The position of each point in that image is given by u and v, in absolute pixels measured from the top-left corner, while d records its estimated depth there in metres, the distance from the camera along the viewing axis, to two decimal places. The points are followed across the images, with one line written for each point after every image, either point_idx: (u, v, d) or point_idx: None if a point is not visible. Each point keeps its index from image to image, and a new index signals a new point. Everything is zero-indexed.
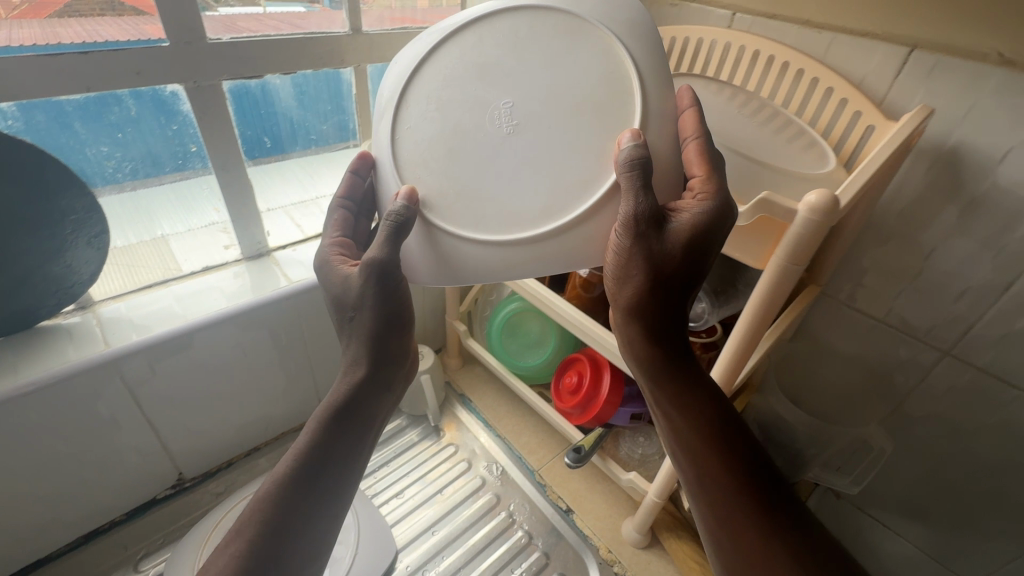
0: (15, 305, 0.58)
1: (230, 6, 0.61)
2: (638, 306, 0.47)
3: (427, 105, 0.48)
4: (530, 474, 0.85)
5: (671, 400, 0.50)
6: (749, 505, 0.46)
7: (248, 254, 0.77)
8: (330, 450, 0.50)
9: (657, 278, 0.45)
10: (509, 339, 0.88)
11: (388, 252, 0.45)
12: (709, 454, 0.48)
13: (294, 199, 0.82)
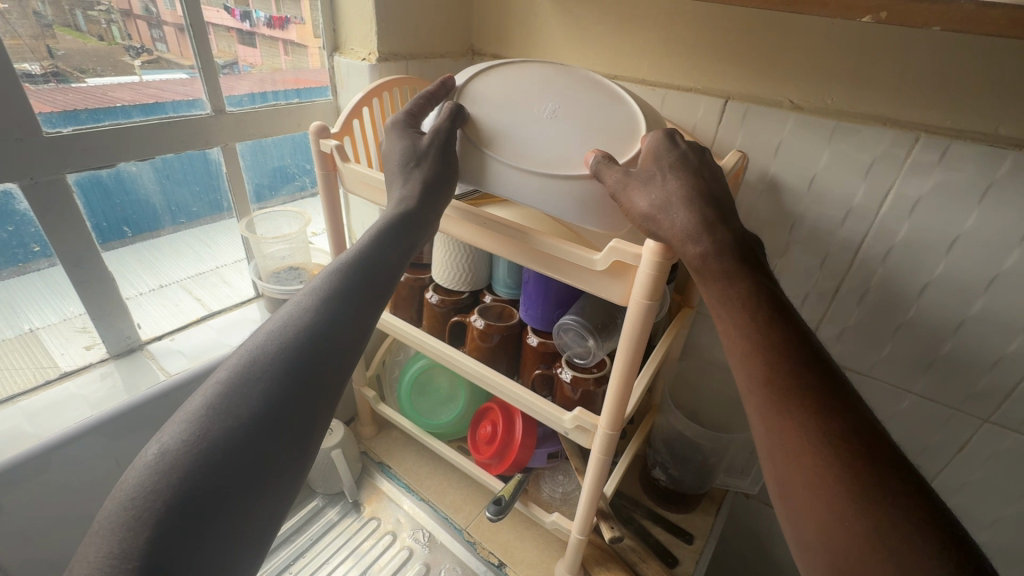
0: None
1: (101, 75, 0.61)
2: (677, 200, 0.45)
3: (498, 86, 0.59)
4: (459, 534, 0.83)
5: (731, 305, 0.42)
6: (811, 401, 0.37)
7: (117, 352, 0.72)
8: (271, 395, 0.38)
9: (689, 186, 0.47)
10: (419, 398, 0.87)
11: (449, 126, 0.55)
12: (762, 347, 0.40)
13: (190, 271, 0.80)
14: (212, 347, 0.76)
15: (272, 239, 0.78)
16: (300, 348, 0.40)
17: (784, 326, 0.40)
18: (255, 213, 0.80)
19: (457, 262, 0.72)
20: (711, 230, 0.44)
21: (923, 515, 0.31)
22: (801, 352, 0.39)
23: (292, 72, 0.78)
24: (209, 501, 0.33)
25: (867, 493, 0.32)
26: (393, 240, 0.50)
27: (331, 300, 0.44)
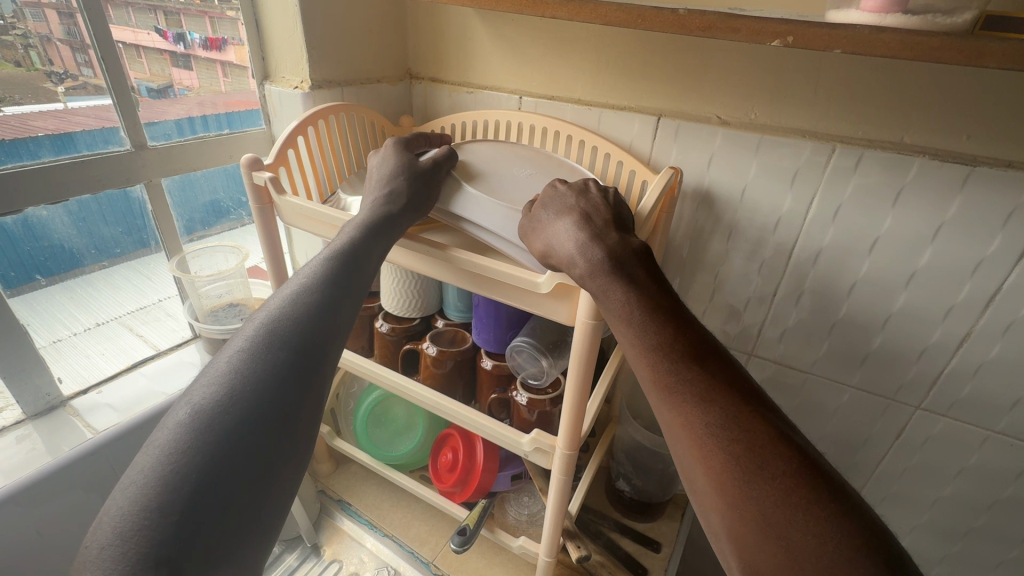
0: None
1: (19, 103, 0.57)
2: (559, 232, 0.48)
3: (485, 154, 0.66)
4: (425, 567, 0.80)
5: (637, 324, 0.42)
6: (696, 397, 0.39)
7: (37, 412, 0.66)
8: (266, 395, 0.37)
9: (569, 217, 0.49)
10: (376, 429, 0.84)
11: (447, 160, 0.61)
12: (648, 351, 0.41)
13: (131, 308, 0.76)
14: (146, 397, 0.71)
15: (208, 277, 0.74)
16: (292, 344, 0.40)
17: (666, 325, 0.42)
18: (188, 251, 0.75)
19: (405, 288, 0.71)
20: (586, 250, 0.45)
21: (803, 490, 0.34)
22: (683, 350, 0.41)
23: (232, 94, 0.76)
24: (216, 501, 0.32)
25: (752, 479, 0.35)
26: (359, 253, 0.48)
27: (318, 298, 0.43)
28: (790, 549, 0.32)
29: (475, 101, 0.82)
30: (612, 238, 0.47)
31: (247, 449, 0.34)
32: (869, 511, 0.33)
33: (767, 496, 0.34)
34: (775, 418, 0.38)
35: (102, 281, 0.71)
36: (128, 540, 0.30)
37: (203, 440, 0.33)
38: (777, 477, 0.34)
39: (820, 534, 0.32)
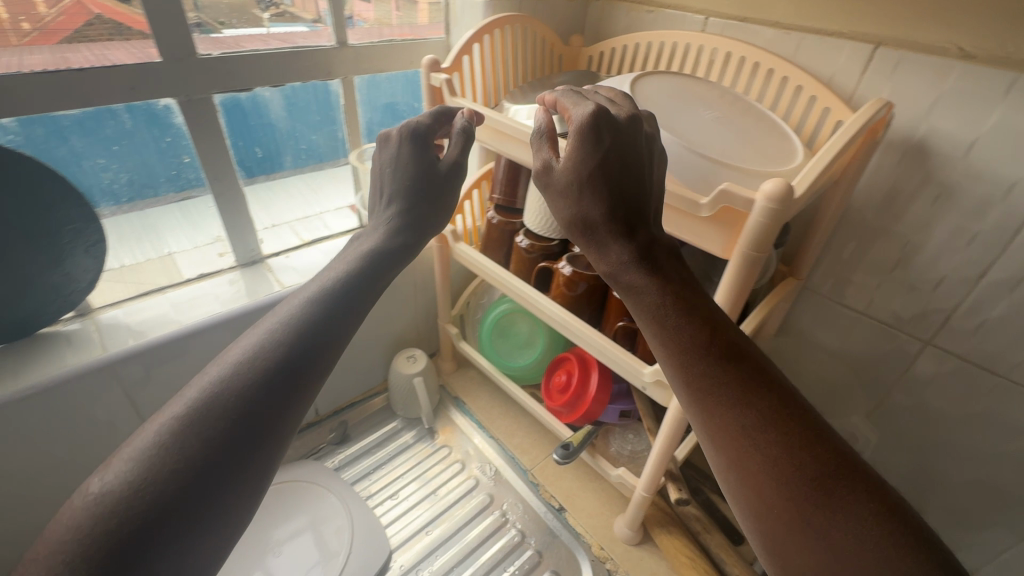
0: (19, 310, 0.60)
1: (236, 27, 0.65)
2: (570, 213, 0.42)
3: (666, 84, 0.62)
4: (523, 474, 0.86)
5: (671, 324, 0.40)
6: (733, 400, 0.38)
7: (243, 262, 0.79)
8: (251, 402, 0.36)
9: (562, 183, 0.41)
10: (499, 340, 0.89)
11: (452, 171, 0.55)
12: (682, 352, 0.40)
13: (307, 212, 0.87)
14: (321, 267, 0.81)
15: (378, 171, 0.82)
16: (293, 350, 0.38)
17: (700, 322, 0.40)
18: (365, 147, 0.84)
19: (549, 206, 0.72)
20: (608, 244, 0.41)
21: (838, 486, 0.34)
22: (713, 350, 0.39)
23: (401, 26, 0.80)
24: (166, 518, 0.31)
25: (790, 482, 0.35)
26: (366, 267, 0.46)
27: (325, 304, 0.41)
28: (829, 546, 0.33)
29: (654, 22, 0.77)
30: (623, 226, 0.40)
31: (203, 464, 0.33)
32: (902, 495, 0.34)
33: (803, 496, 0.34)
34: (810, 413, 0.38)
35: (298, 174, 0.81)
36: (95, 523, 0.30)
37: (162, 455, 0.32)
38: (815, 477, 0.35)
39: (857, 525, 0.33)
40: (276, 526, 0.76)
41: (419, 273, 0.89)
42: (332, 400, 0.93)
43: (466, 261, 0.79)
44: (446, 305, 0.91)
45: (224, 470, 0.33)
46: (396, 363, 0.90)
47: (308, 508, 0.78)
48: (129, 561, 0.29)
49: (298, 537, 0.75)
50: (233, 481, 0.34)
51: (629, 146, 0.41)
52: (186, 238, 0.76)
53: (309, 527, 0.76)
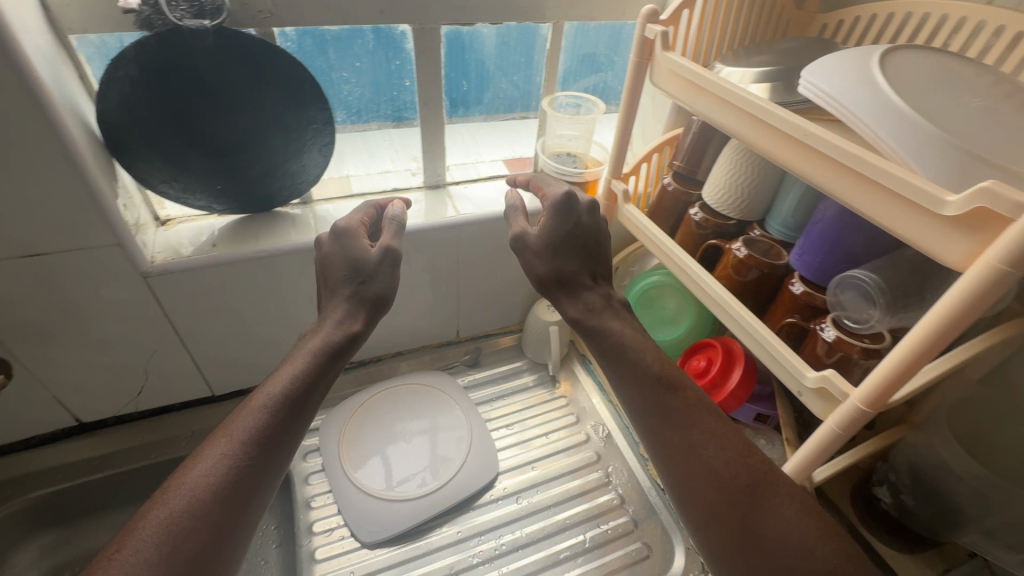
0: (267, 189, 0.74)
1: None
2: (547, 270, 0.60)
3: (926, 62, 0.53)
4: (634, 446, 0.86)
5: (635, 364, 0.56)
6: (679, 423, 0.52)
7: (429, 185, 0.87)
8: (240, 480, 0.48)
9: (535, 250, 0.61)
10: (641, 311, 0.88)
11: (378, 265, 0.61)
12: (643, 384, 0.55)
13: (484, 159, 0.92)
14: (492, 202, 0.85)
15: (565, 118, 0.83)
16: (273, 425, 0.51)
17: (656, 362, 0.56)
18: (558, 94, 0.85)
19: (737, 186, 0.69)
20: (579, 295, 0.60)
21: (762, 486, 0.48)
22: (662, 384, 0.55)
23: None
24: (220, 509, 0.46)
25: (729, 487, 0.48)
26: (325, 346, 0.57)
27: (294, 376, 0.54)
28: (760, 532, 0.46)
29: None
30: (575, 283, 0.60)
31: (270, 436, 0.51)
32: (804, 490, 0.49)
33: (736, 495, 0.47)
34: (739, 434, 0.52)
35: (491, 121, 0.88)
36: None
37: (242, 441, 0.49)
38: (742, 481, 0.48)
39: (778, 512, 0.46)
40: (405, 421, 0.87)
41: None
42: (473, 327, 1.00)
43: (631, 222, 0.78)
44: None
45: (221, 528, 0.45)
46: (537, 308, 0.94)
47: (432, 415, 0.88)
48: (177, 560, 0.42)
49: (423, 434, 0.85)
50: (278, 457, 0.51)
51: (587, 234, 0.62)
52: (363, 165, 0.85)
53: (431, 431, 0.86)
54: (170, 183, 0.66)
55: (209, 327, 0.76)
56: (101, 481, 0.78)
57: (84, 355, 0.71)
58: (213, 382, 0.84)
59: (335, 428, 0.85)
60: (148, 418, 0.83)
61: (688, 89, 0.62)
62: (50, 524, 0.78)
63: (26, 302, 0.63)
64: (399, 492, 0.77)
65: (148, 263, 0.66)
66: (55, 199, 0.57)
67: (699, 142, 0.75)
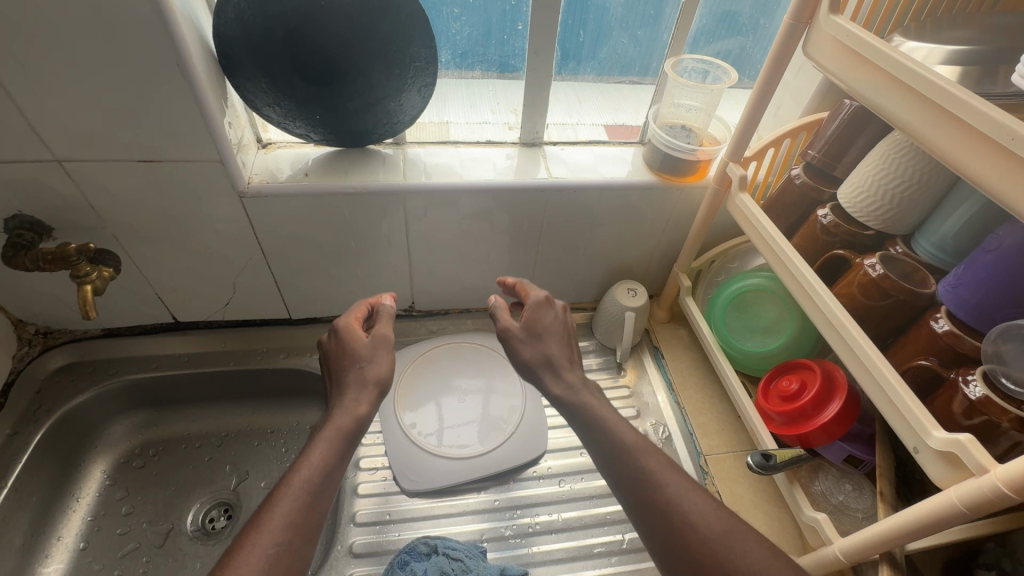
0: (363, 124, 0.72)
1: None
2: (533, 353, 0.62)
3: None
4: (694, 456, 0.80)
5: (602, 434, 0.56)
6: (647, 485, 0.52)
7: (525, 141, 0.81)
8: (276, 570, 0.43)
9: (518, 336, 0.63)
10: (732, 313, 0.79)
11: (375, 351, 0.59)
12: (617, 452, 0.55)
13: (595, 122, 0.84)
14: (588, 169, 0.79)
15: (687, 84, 0.72)
16: (303, 511, 0.47)
17: (618, 421, 0.57)
18: (684, 56, 0.73)
19: (886, 195, 0.58)
20: (560, 375, 0.61)
21: (727, 532, 0.48)
22: (626, 445, 0.55)
23: None
24: None
25: (697, 541, 0.48)
26: (348, 420, 0.54)
27: (320, 455, 0.51)
28: None
29: None
30: (556, 367, 0.61)
31: (312, 518, 0.48)
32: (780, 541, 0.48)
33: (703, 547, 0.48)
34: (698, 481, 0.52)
35: (600, 81, 0.81)
36: None
37: (288, 525, 0.46)
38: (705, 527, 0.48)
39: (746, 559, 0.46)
40: (462, 378, 0.86)
41: (678, 210, 0.82)
42: None
43: (743, 215, 0.69)
44: (690, 253, 0.83)
45: None
46: (617, 290, 0.88)
47: (489, 379, 0.86)
48: None
49: (474, 397, 0.84)
50: (312, 547, 0.47)
51: (558, 322, 0.65)
52: (461, 116, 0.82)
53: (486, 393, 0.85)
54: (274, 107, 0.67)
55: (294, 253, 0.79)
56: (187, 377, 0.86)
57: (183, 260, 0.76)
58: (291, 305, 0.87)
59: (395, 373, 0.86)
60: (232, 327, 0.89)
61: (855, 68, 0.51)
62: (143, 404, 0.87)
63: (139, 203, 0.68)
64: (447, 448, 0.78)
65: (244, 184, 0.68)
66: (169, 109, 0.59)
67: (847, 132, 0.64)
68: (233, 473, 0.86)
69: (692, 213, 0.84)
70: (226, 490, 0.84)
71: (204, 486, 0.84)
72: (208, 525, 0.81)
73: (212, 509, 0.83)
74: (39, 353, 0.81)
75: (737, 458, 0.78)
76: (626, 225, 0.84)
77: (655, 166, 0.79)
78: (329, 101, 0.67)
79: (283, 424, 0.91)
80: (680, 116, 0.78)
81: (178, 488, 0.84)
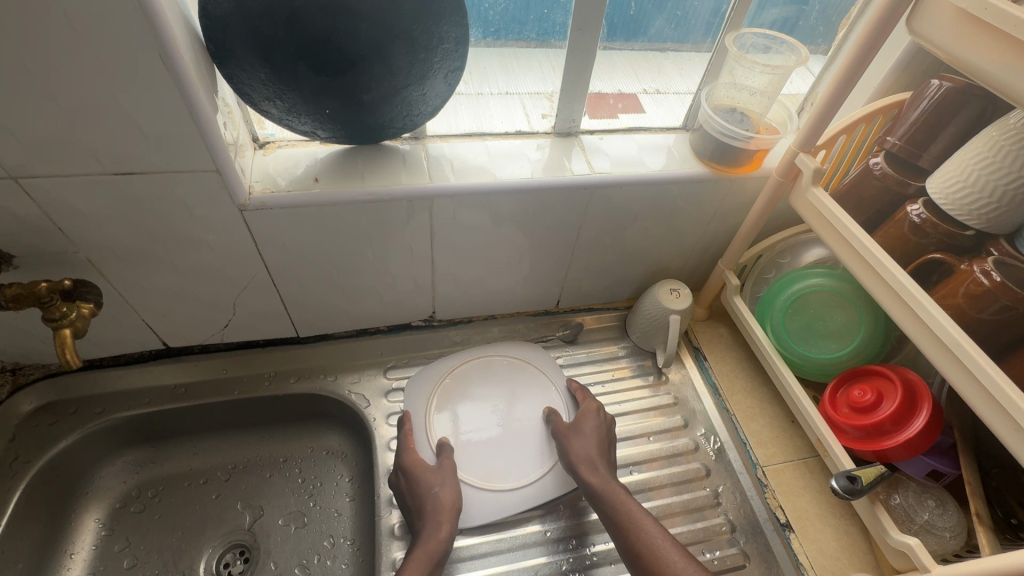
0: (379, 118, 0.62)
1: None
2: (581, 449, 0.69)
3: None
4: (751, 467, 0.75)
5: (608, 508, 0.64)
6: (643, 548, 0.59)
7: (559, 131, 0.72)
8: None
9: (568, 434, 0.71)
10: (793, 317, 0.74)
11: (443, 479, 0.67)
12: (619, 523, 0.62)
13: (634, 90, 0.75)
14: (632, 161, 0.70)
15: (750, 62, 0.66)
16: None
17: (619, 492, 0.65)
18: (744, 31, 0.67)
19: (989, 188, 0.51)
20: (598, 470, 0.67)
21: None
22: (625, 514, 0.63)
23: None
24: None
25: None
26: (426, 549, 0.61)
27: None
28: None
29: None
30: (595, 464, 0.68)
31: None
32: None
33: None
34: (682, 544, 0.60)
35: (641, 62, 0.73)
36: None
37: None
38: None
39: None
40: (497, 397, 0.77)
41: (728, 204, 0.75)
42: (576, 299, 0.89)
43: (817, 212, 0.62)
44: (739, 249, 0.76)
45: None
46: (658, 291, 0.81)
47: (525, 396, 0.78)
48: None
49: (509, 416, 0.76)
50: None
51: (592, 418, 0.72)
52: (484, 102, 0.72)
53: (525, 414, 0.76)
54: (275, 102, 0.57)
55: (306, 270, 0.69)
56: (186, 410, 0.76)
57: (174, 283, 0.65)
58: (299, 323, 0.78)
59: (421, 395, 0.76)
60: (233, 351, 0.79)
61: (1001, 52, 0.43)
62: (138, 441, 0.77)
63: (119, 222, 0.57)
64: (489, 481, 0.70)
65: (245, 196, 0.58)
66: (152, 110, 0.48)
67: (936, 117, 0.57)
68: (247, 510, 0.78)
69: (741, 206, 0.77)
70: (241, 530, 0.76)
71: (215, 527, 0.76)
72: (225, 572, 0.73)
73: (227, 553, 0.75)
74: (8, 394, 0.71)
75: (796, 467, 0.74)
76: (670, 221, 0.77)
77: (706, 156, 0.71)
78: (341, 93, 0.56)
79: (297, 452, 0.82)
80: (737, 99, 0.71)
81: (186, 532, 0.75)
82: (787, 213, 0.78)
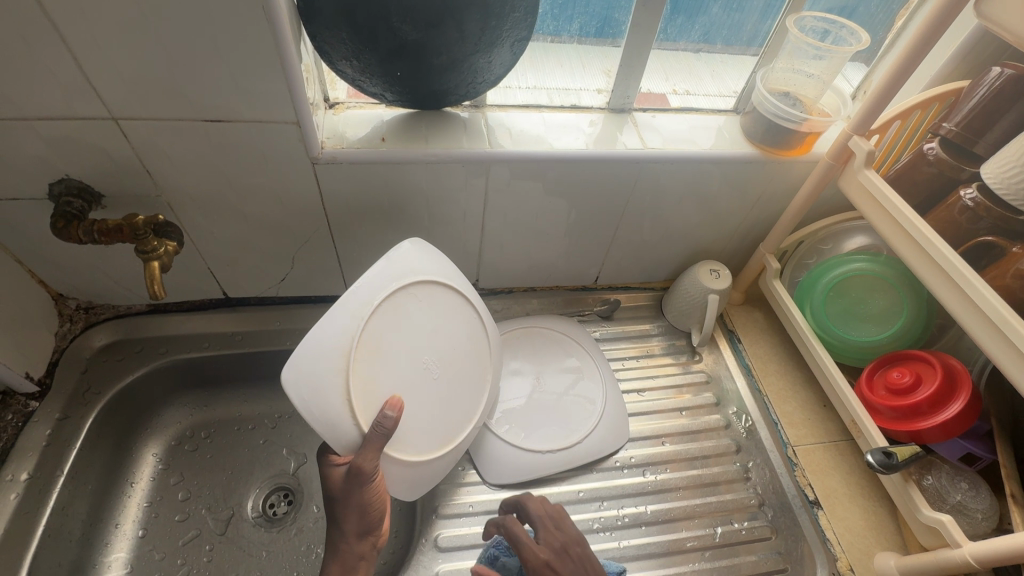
0: (445, 83, 0.64)
1: None
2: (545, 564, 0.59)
3: None
4: (781, 445, 0.76)
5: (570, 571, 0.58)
6: None
7: (613, 107, 0.75)
8: None
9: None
10: (831, 299, 0.75)
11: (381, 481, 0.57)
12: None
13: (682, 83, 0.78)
14: (683, 139, 0.72)
15: (808, 44, 0.67)
16: None
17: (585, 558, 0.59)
18: (804, 13, 0.67)
19: None
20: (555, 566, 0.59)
21: None
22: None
23: None
24: None
25: None
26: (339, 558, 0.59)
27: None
28: None
29: None
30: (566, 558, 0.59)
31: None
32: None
33: None
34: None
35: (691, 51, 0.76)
36: None
37: None
38: None
39: None
40: (419, 351, 0.59)
41: (774, 187, 0.76)
42: (614, 276, 0.91)
43: (868, 194, 0.63)
44: (782, 232, 0.77)
45: None
46: (697, 271, 0.83)
47: (442, 335, 0.61)
48: None
49: (438, 362, 0.61)
50: None
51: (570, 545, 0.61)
52: (543, 80, 0.75)
53: (458, 353, 0.63)
54: (351, 62, 0.60)
55: (363, 229, 0.73)
56: (239, 357, 0.80)
57: (242, 232, 0.69)
58: (350, 282, 0.81)
59: (332, 390, 0.52)
60: (286, 305, 0.83)
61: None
62: (194, 384, 0.82)
63: (201, 168, 0.61)
64: (448, 440, 0.63)
65: (318, 149, 0.61)
66: (244, 57, 0.51)
67: (994, 104, 0.57)
68: (291, 457, 0.82)
69: (787, 190, 0.78)
70: (286, 474, 0.80)
71: (262, 470, 0.80)
72: (270, 512, 0.77)
73: (272, 495, 0.79)
74: (81, 330, 0.76)
75: (826, 449, 0.75)
76: (716, 201, 0.78)
77: (756, 137, 0.72)
78: (413, 56, 0.59)
79: None
80: (791, 83, 0.72)
81: (235, 472, 0.80)
82: (832, 200, 0.79)
